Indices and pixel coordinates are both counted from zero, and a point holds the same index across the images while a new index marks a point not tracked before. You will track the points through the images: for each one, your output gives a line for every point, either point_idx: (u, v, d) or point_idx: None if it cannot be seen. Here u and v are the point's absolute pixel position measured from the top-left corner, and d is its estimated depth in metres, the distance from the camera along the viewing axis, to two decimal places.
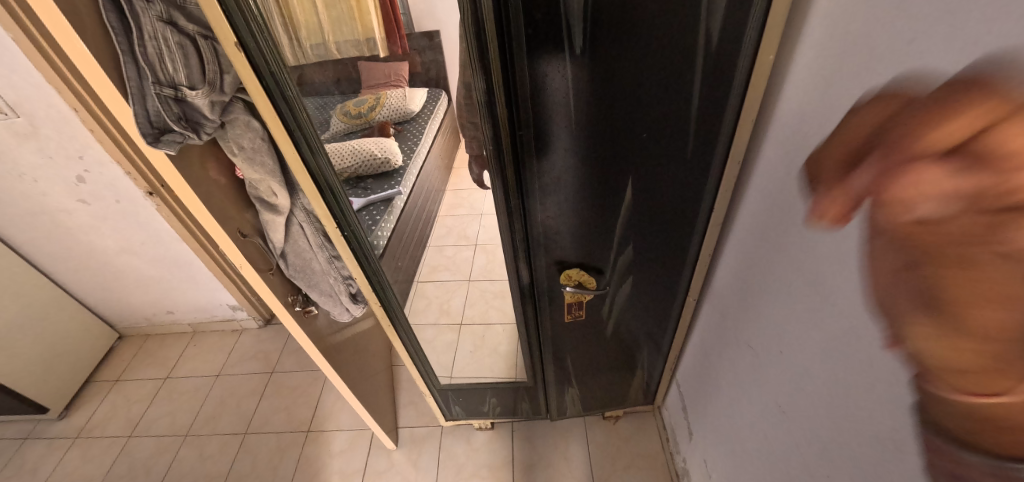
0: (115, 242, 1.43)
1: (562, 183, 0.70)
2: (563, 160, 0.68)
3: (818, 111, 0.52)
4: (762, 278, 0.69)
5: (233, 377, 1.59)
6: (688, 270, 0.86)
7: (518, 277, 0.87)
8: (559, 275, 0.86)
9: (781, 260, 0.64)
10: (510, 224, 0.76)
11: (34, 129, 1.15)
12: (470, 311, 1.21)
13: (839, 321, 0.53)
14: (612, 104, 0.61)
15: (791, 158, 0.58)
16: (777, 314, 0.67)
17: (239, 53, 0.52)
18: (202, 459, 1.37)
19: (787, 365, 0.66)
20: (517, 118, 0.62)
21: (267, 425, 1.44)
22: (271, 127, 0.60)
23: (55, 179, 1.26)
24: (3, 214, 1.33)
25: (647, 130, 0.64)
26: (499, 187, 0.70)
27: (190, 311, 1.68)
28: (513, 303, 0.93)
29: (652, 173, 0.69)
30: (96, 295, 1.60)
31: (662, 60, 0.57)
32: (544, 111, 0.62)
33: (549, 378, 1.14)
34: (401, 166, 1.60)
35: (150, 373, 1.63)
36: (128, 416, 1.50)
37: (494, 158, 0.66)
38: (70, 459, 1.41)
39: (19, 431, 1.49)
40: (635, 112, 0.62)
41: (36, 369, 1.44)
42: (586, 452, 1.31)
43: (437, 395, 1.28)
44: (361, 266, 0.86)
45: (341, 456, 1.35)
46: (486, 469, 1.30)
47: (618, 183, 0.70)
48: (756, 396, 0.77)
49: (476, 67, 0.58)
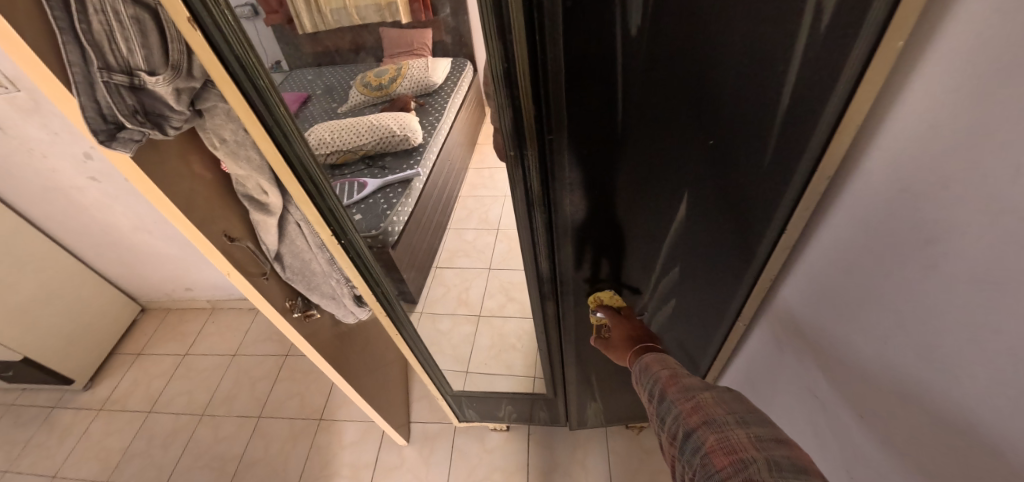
0: (128, 220, 1.40)
1: (597, 196, 0.58)
2: (598, 170, 0.55)
3: (977, 124, 0.37)
4: (841, 318, 0.57)
5: (249, 358, 1.58)
6: (741, 298, 0.71)
7: (540, 293, 0.76)
8: (588, 295, 0.74)
9: (877, 304, 0.51)
10: (532, 237, 0.65)
11: (35, 104, 1.09)
12: (489, 301, 1.08)
13: (982, 405, 0.40)
14: (673, 99, 0.48)
15: (910, 182, 0.44)
16: (863, 366, 0.55)
17: (194, 31, 0.43)
18: (218, 440, 1.38)
19: (876, 427, 0.54)
20: (544, 118, 0.49)
21: (281, 409, 1.43)
22: (243, 118, 0.51)
23: (64, 155, 1.21)
24: (19, 189, 1.30)
25: (714, 134, 0.51)
26: (523, 198, 0.59)
27: (207, 289, 1.67)
28: (533, 309, 0.81)
29: (712, 185, 0.56)
30: (116, 270, 1.60)
31: (750, 42, 0.42)
32: (584, 112, 0.49)
33: (571, 391, 1.05)
34: (422, 143, 1.39)
35: (171, 349, 1.64)
36: (148, 392, 1.53)
37: (518, 165, 0.55)
38: (94, 430, 1.45)
39: (49, 400, 1.54)
40: (701, 110, 0.49)
41: (60, 343, 1.46)
42: (606, 463, 1.23)
43: (449, 399, 1.23)
44: (360, 270, 0.78)
45: (352, 447, 1.32)
46: (499, 472, 1.24)
47: (667, 195, 0.58)
48: (826, 447, 0.65)
49: (496, 52, 0.45)
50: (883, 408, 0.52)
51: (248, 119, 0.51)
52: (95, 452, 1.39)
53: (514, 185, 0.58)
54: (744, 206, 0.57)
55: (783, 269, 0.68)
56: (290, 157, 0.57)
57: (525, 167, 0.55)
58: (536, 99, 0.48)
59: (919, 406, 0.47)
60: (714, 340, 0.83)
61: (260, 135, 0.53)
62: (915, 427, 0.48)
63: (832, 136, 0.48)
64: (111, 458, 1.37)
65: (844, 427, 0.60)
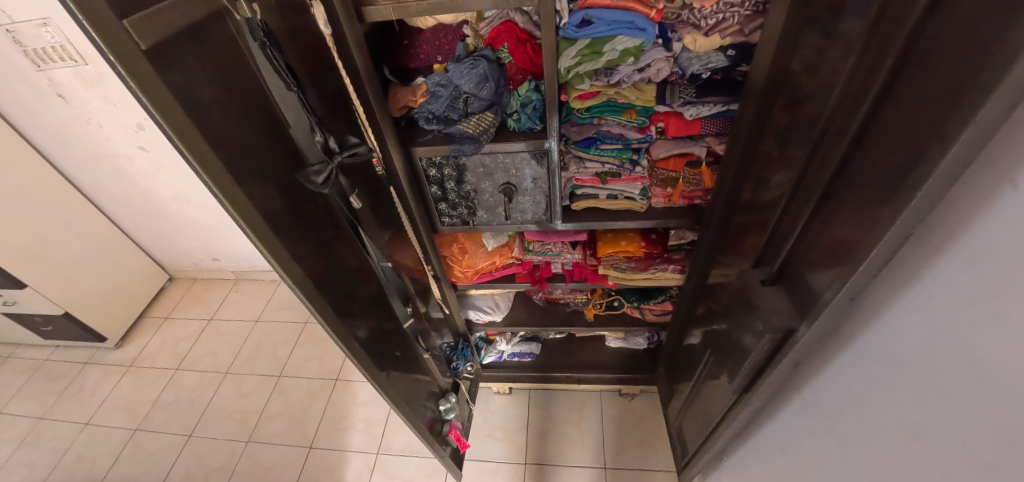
0: (169, 189, 1.52)
1: (885, 258, 0.45)
2: (870, 214, 0.46)
3: None
4: (836, 322, 0.54)
5: (270, 324, 1.75)
6: (711, 235, 0.91)
7: (366, 338, 0.71)
8: (779, 347, 0.62)
9: (862, 303, 0.50)
10: (325, 305, 0.57)
11: (100, 76, 1.21)
12: (529, 255, 1.10)
13: None
14: (948, 116, 0.36)
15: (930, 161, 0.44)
16: (949, 291, 0.38)
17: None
18: (240, 395, 1.54)
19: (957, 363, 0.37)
20: (257, 116, 0.47)
21: (301, 370, 1.59)
22: (310, 70, 0.60)
23: (119, 125, 1.34)
24: (73, 157, 1.44)
25: (887, 130, 0.45)
26: (318, 229, 0.59)
27: (234, 260, 1.82)
28: (377, 356, 0.76)
29: (848, 177, 0.51)
30: (150, 238, 1.74)
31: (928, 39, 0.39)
32: (939, 172, 0.36)
33: (710, 449, 0.96)
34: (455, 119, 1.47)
35: (197, 313, 1.81)
36: (176, 351, 1.69)
37: (287, 207, 0.51)
38: (124, 384, 1.60)
39: (82, 356, 1.70)
40: (930, 127, 0.38)
41: (96, 301, 1.61)
42: (599, 424, 1.35)
43: (467, 381, 1.35)
44: (382, 215, 0.85)
45: (365, 405, 1.47)
46: (500, 430, 1.37)
47: (862, 207, 0.48)
48: (864, 411, 0.50)
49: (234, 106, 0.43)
50: (946, 424, 0.39)
51: (312, 75, 0.60)
52: (125, 403, 1.55)
53: (302, 181, 0.54)
54: (842, 226, 0.51)
55: (757, 214, 0.73)
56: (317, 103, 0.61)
57: (284, 163, 0.52)
58: (234, 102, 0.43)
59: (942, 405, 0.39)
60: (689, 282, 1.03)
61: (310, 83, 0.60)
62: (906, 431, 0.43)
63: (808, 103, 0.59)
64: (140, 408, 1.53)
65: (847, 453, 0.53)
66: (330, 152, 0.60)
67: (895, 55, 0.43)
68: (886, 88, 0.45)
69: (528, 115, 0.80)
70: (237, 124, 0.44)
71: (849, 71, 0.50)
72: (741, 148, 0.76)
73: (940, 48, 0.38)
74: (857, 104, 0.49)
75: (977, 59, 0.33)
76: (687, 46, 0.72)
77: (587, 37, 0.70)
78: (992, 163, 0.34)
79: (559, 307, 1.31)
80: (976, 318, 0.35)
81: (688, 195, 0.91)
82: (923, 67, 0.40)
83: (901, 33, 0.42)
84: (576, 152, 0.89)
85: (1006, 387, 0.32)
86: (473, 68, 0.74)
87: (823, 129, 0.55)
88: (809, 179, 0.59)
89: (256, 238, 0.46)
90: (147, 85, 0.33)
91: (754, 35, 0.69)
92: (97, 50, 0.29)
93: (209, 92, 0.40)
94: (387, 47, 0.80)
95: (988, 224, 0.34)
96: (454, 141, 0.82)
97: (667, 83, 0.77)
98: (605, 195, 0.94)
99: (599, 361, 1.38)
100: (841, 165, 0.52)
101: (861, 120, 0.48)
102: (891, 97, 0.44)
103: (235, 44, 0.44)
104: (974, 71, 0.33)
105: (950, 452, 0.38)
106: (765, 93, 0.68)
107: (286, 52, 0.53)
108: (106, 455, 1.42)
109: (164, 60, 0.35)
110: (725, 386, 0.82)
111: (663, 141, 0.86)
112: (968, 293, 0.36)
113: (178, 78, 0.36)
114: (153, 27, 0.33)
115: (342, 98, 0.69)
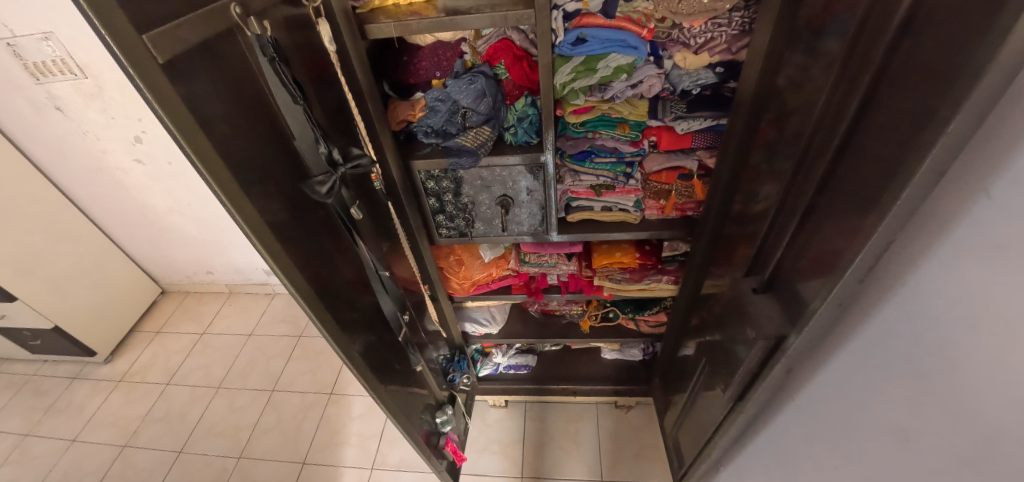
0: (165, 202, 1.52)
1: (870, 264, 0.46)
2: (854, 223, 0.47)
3: None
4: (824, 330, 0.55)
5: (264, 338, 1.73)
6: (704, 246, 0.92)
7: (366, 348, 0.72)
8: (772, 355, 0.63)
9: (849, 309, 0.51)
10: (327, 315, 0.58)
11: (99, 90, 1.22)
12: (525, 266, 1.11)
13: None
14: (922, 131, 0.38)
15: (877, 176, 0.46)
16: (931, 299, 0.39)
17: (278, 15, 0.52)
18: (232, 410, 1.52)
19: (945, 367, 0.38)
20: (265, 128, 0.49)
21: (294, 384, 1.57)
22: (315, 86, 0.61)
23: (116, 138, 1.34)
24: (68, 170, 1.44)
25: (866, 144, 0.47)
26: (322, 239, 0.60)
27: (228, 273, 1.81)
28: (377, 366, 0.76)
29: (830, 189, 0.53)
30: (144, 251, 1.73)
31: (905, 59, 0.42)
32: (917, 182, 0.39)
33: (706, 462, 0.95)
34: None
35: (189, 328, 1.79)
36: (167, 365, 1.67)
37: (292, 217, 0.52)
38: (114, 399, 1.58)
39: (70, 371, 1.67)
40: (906, 141, 0.40)
41: (87, 315, 1.59)
42: (596, 437, 1.34)
43: (463, 393, 1.34)
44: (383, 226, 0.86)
45: (360, 419, 1.46)
46: (497, 444, 1.35)
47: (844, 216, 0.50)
48: (854, 415, 0.51)
49: (241, 120, 0.44)
50: (938, 427, 0.39)
51: (317, 90, 0.62)
52: (114, 419, 1.52)
53: (307, 191, 0.55)
54: (828, 236, 0.53)
55: (746, 224, 0.75)
56: (321, 116, 0.63)
57: (290, 173, 0.53)
58: (242, 115, 0.45)
59: (932, 409, 0.40)
60: (683, 293, 1.05)
61: (316, 98, 0.61)
62: (899, 435, 0.44)
63: (792, 119, 0.61)
64: (129, 424, 1.51)
65: (843, 459, 0.54)
66: (334, 163, 0.61)
67: (871, 73, 0.46)
68: (863, 105, 0.48)
69: (524, 129, 0.83)
70: (245, 136, 0.45)
71: (829, 88, 0.52)
72: (731, 161, 0.78)
73: (913, 68, 0.40)
74: (837, 119, 0.52)
75: (946, 79, 0.36)
76: (677, 64, 0.75)
77: (582, 55, 0.73)
78: (965, 172, 0.36)
79: (555, 318, 1.32)
80: (960, 323, 0.37)
81: (680, 207, 0.93)
82: (900, 83, 0.42)
83: (876, 53, 0.45)
84: (571, 165, 0.91)
85: (998, 387, 0.33)
86: (472, 84, 0.76)
87: (808, 142, 0.57)
88: (794, 192, 0.61)
89: (262, 246, 0.46)
90: (164, 97, 0.34)
91: (740, 53, 0.72)
92: (118, 64, 0.31)
93: (220, 105, 0.41)
94: (387, 62, 0.81)
95: (966, 229, 0.36)
96: (453, 154, 0.84)
97: (659, 99, 0.80)
98: (600, 207, 0.96)
99: (595, 373, 1.38)
100: (826, 177, 0.54)
101: (842, 135, 0.51)
102: (869, 114, 0.47)
103: (244, 58, 0.45)
104: (943, 89, 0.36)
105: (947, 454, 0.39)
106: (753, 108, 0.71)
107: (293, 68, 0.55)
108: (93, 472, 1.39)
109: (180, 75, 0.36)
110: (721, 397, 0.83)
111: (655, 155, 0.89)
112: (951, 297, 0.37)
113: (190, 90, 0.37)
114: (170, 42, 0.34)
115: (345, 112, 0.71)
